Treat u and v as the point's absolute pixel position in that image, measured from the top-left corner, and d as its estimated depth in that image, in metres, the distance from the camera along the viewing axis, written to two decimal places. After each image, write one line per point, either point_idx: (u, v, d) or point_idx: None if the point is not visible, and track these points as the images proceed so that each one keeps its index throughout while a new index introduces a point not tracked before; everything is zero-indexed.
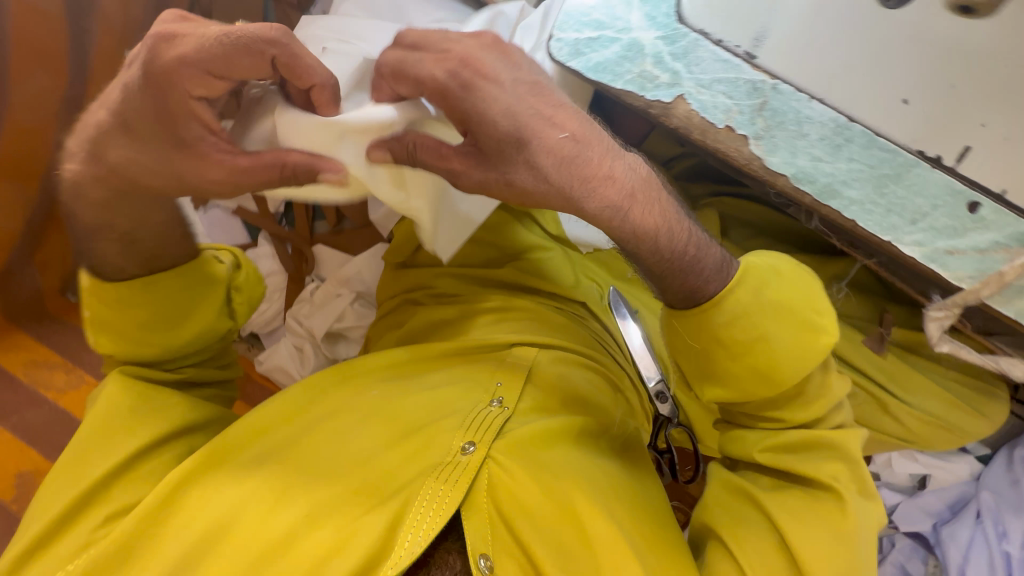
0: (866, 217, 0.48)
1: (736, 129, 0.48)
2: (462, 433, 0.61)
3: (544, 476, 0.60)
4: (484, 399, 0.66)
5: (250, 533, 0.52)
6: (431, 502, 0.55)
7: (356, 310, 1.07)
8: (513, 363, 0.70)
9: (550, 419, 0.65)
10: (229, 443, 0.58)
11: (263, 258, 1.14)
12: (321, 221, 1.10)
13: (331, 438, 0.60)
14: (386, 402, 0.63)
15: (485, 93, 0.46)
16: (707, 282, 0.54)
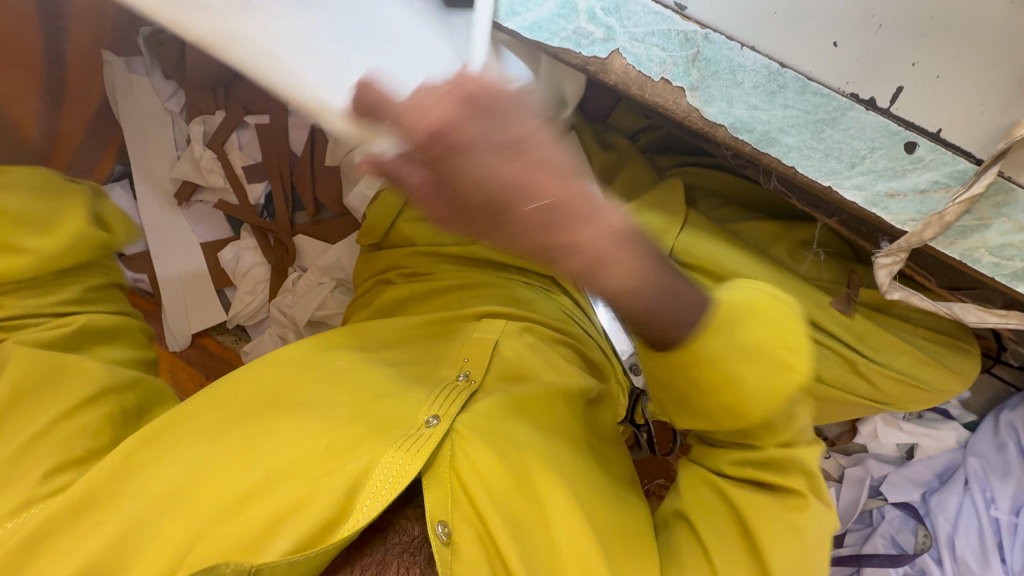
0: (807, 162, 0.49)
1: (673, 83, 0.50)
2: (428, 405, 0.61)
3: (507, 447, 0.61)
4: (453, 372, 0.67)
5: (209, 494, 0.54)
6: (391, 470, 0.54)
7: (337, 297, 1.08)
8: (480, 339, 0.71)
9: (516, 389, 0.67)
10: (200, 414, 0.60)
11: (245, 251, 1.15)
12: (301, 211, 1.13)
13: (292, 412, 0.60)
14: (350, 376, 0.64)
15: (471, 152, 0.35)
16: (673, 334, 0.49)
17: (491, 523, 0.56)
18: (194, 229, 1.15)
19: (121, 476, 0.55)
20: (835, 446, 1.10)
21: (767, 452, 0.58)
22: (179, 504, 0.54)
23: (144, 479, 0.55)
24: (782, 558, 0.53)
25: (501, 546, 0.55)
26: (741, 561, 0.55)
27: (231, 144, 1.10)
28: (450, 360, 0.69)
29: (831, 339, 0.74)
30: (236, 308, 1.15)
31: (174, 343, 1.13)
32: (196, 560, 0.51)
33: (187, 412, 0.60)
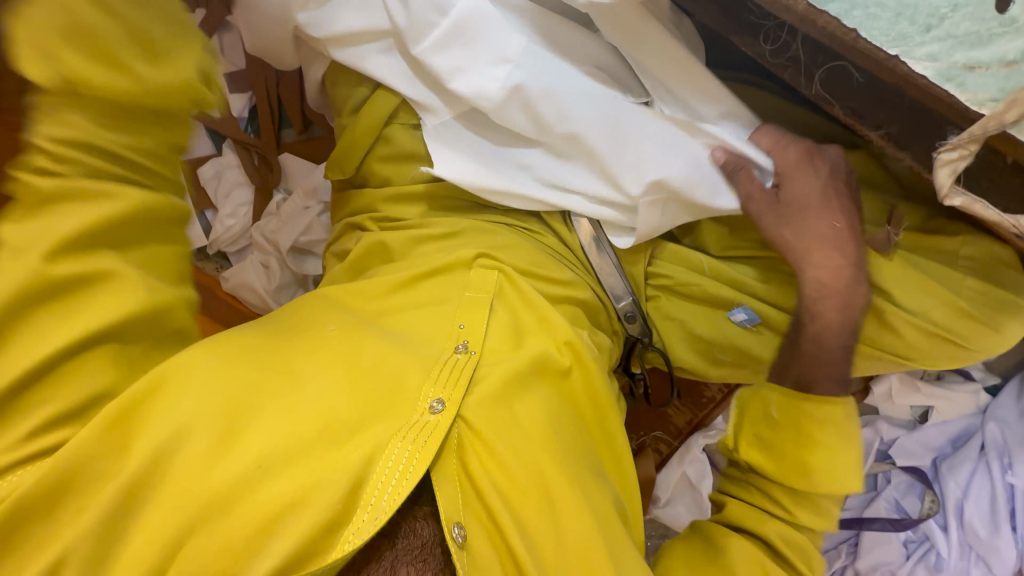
0: (871, 23, 0.41)
1: None
2: (431, 386, 0.52)
3: (513, 437, 0.53)
4: (448, 344, 0.56)
5: (190, 481, 0.45)
6: (397, 463, 0.48)
7: (324, 222, 1.01)
8: (476, 298, 0.60)
9: (522, 357, 0.57)
10: (182, 372, 0.48)
11: (228, 169, 1.07)
12: (288, 129, 1.04)
13: (285, 385, 0.51)
14: (346, 341, 0.55)
15: (808, 173, 0.64)
16: (832, 387, 0.69)
17: (496, 518, 0.50)
18: None
19: (112, 445, 0.45)
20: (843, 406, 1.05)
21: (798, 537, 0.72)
22: (155, 489, 0.45)
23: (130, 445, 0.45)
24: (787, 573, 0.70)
25: (512, 547, 0.49)
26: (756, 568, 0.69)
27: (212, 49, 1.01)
28: (440, 326, 0.58)
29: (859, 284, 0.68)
30: (216, 232, 1.07)
31: None
32: (186, 560, 0.44)
33: (185, 359, 0.49)
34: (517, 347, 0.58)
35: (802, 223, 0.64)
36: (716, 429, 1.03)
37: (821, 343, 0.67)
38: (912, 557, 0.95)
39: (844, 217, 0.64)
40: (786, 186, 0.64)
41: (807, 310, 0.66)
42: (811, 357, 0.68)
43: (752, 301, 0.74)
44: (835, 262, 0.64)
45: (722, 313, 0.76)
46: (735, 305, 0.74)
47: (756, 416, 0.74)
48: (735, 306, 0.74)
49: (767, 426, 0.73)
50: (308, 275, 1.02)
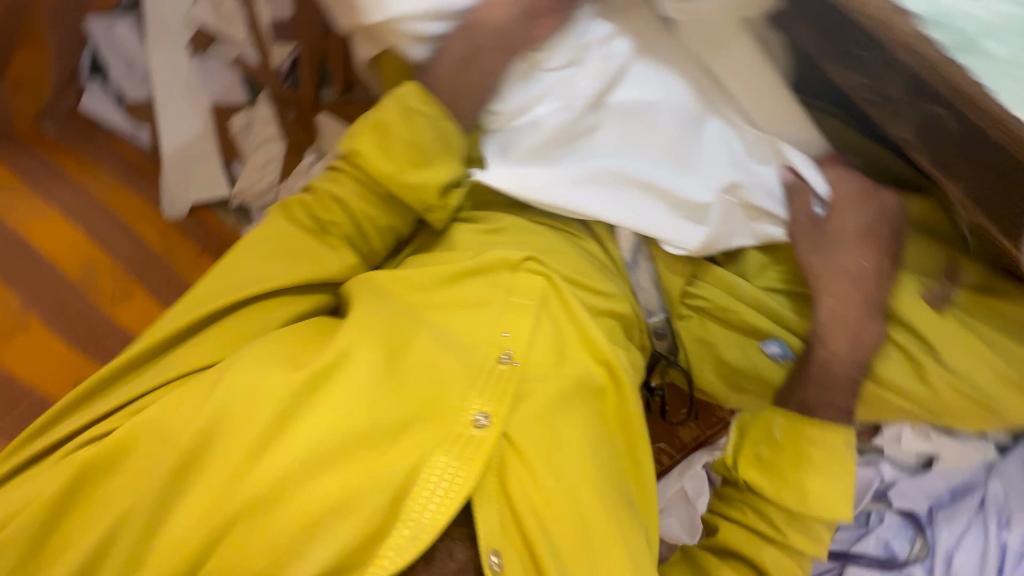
0: (1005, 81, 0.43)
1: None
2: (477, 395, 0.49)
3: (556, 458, 0.50)
4: (491, 352, 0.53)
5: (235, 473, 0.44)
6: (440, 479, 0.46)
7: None
8: (520, 304, 0.57)
9: (568, 377, 0.54)
10: (240, 357, 0.48)
11: (258, 122, 1.02)
12: (328, 88, 0.99)
13: (330, 379, 0.48)
14: (394, 338, 0.52)
15: (857, 208, 0.63)
16: (834, 415, 0.61)
17: (530, 541, 0.48)
18: (202, 86, 1.01)
19: (151, 434, 0.45)
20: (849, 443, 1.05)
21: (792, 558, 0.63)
22: (201, 471, 0.44)
23: (175, 427, 0.45)
24: None
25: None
26: None
27: None
28: (483, 331, 0.55)
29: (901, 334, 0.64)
30: (242, 184, 1.04)
31: (171, 208, 0.99)
32: (224, 554, 0.43)
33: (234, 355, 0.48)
34: (560, 362, 0.55)
35: (834, 252, 0.63)
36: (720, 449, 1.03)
37: (823, 376, 0.62)
38: None
39: (874, 259, 0.62)
40: (833, 217, 0.63)
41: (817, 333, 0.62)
42: (820, 383, 0.62)
43: (787, 334, 0.72)
44: (855, 295, 0.62)
45: (755, 342, 0.74)
46: (769, 336, 0.72)
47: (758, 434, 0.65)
48: (770, 338, 0.73)
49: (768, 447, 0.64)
50: None
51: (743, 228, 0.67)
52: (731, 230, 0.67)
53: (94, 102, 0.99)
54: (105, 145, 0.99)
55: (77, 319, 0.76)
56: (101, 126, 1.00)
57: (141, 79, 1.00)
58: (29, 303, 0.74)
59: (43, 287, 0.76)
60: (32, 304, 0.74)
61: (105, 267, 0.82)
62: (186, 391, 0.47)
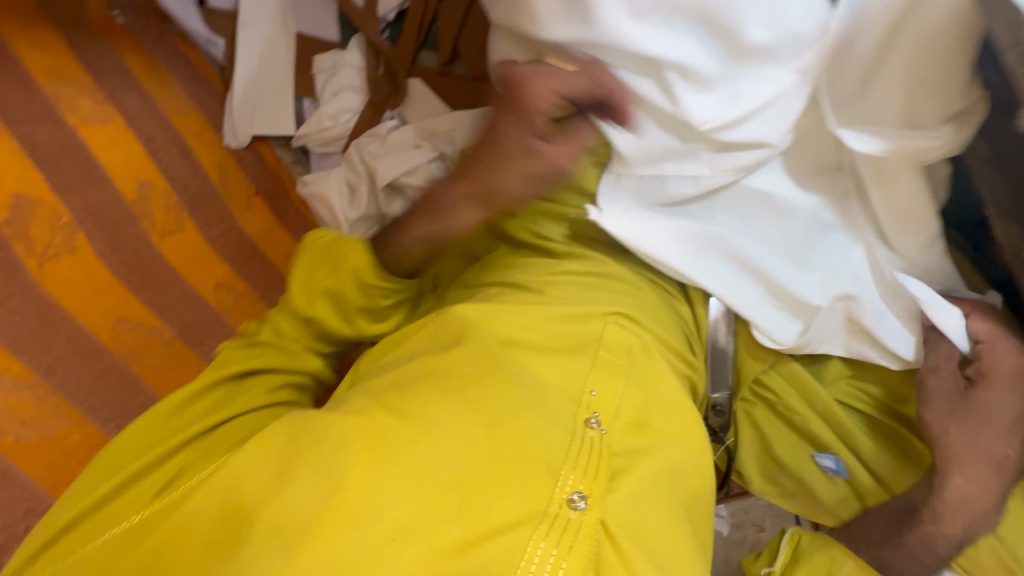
0: None
1: None
2: (570, 469, 0.43)
3: (658, 563, 0.43)
4: (580, 415, 0.48)
5: (327, 539, 0.38)
6: (536, 568, 0.39)
7: (431, 170, 0.89)
8: (609, 361, 0.54)
9: (654, 457, 0.50)
10: (326, 418, 0.44)
11: (344, 68, 0.95)
12: (429, 51, 0.93)
13: (416, 426, 0.43)
14: (484, 389, 0.47)
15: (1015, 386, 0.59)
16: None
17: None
18: (293, 12, 0.95)
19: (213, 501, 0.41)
20: None
21: None
22: (287, 542, 0.38)
23: (258, 493, 0.41)
24: None
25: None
26: None
27: None
28: (571, 388, 0.51)
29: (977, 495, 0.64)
30: (309, 128, 0.96)
31: (232, 136, 0.92)
32: None
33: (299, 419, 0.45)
34: (645, 434, 0.51)
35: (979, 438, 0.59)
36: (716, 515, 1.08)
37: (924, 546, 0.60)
38: None
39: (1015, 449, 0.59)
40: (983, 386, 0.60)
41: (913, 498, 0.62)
42: (914, 550, 0.62)
43: (845, 452, 0.71)
44: (977, 471, 0.59)
45: (808, 450, 0.73)
46: (827, 450, 0.71)
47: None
48: (825, 451, 0.71)
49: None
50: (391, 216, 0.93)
51: (837, 338, 0.65)
52: (826, 336, 0.65)
53: None
54: (176, 51, 0.90)
55: (130, 248, 0.71)
56: (174, 26, 0.91)
57: None
58: (83, 221, 0.67)
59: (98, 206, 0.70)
60: (85, 223, 0.67)
61: (159, 191, 0.77)
62: (259, 445, 0.44)
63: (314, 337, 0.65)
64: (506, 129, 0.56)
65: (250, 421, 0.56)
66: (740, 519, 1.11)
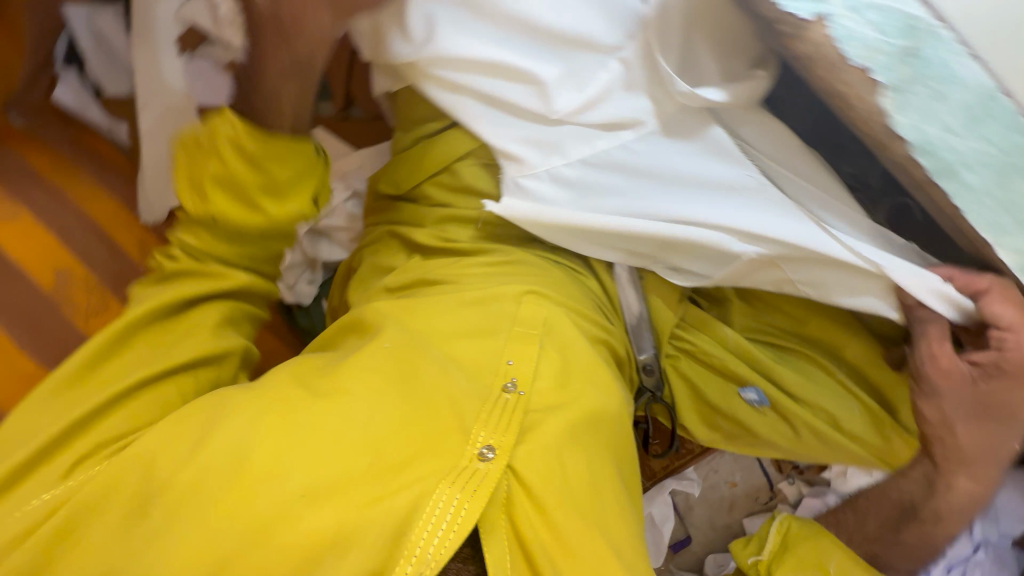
0: (977, 208, 0.43)
1: (872, 74, 0.41)
2: (482, 428, 0.48)
3: (565, 497, 0.48)
4: (497, 381, 0.53)
5: (232, 501, 0.42)
6: (442, 509, 0.43)
7: (349, 209, 0.96)
8: (524, 333, 0.58)
9: (570, 410, 0.54)
10: (240, 395, 0.47)
11: None
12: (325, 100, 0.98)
13: (331, 406, 0.46)
14: (403, 367, 0.51)
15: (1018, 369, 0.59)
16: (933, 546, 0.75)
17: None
18: (189, 86, 0.90)
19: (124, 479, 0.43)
20: (801, 473, 1.14)
21: None
22: (191, 506, 0.42)
23: (169, 465, 0.43)
24: None
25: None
26: None
27: None
28: (489, 362, 0.55)
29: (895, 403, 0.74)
30: None
31: (148, 214, 0.91)
32: None
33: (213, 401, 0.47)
34: (564, 391, 0.55)
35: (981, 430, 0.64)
36: (688, 478, 1.11)
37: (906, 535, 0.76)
38: None
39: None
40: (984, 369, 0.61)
41: (916, 494, 0.73)
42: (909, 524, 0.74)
43: (762, 381, 0.76)
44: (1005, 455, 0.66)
45: (733, 387, 0.78)
46: (747, 383, 0.77)
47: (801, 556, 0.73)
48: (747, 385, 0.77)
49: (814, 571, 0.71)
50: (320, 259, 0.98)
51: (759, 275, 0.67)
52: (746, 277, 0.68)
53: (68, 97, 0.91)
54: (81, 145, 0.92)
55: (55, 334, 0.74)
56: (74, 121, 0.92)
57: (121, 71, 0.92)
58: None
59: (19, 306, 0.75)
60: None
61: (79, 278, 0.81)
62: (176, 421, 0.46)
63: (233, 236, 0.62)
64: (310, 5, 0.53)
65: (192, 376, 0.55)
66: (713, 480, 1.15)
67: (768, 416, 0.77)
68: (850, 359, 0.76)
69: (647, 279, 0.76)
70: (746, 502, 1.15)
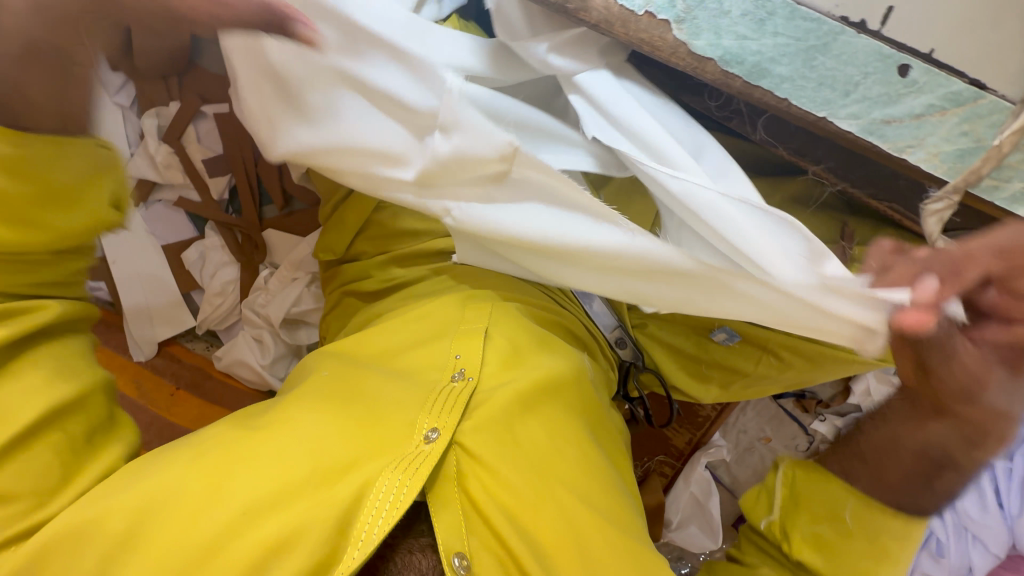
0: (799, 93, 0.47)
1: (657, 15, 0.47)
2: (427, 415, 0.53)
3: (518, 459, 0.54)
4: (445, 373, 0.58)
5: (179, 535, 0.46)
6: (388, 494, 0.48)
7: (313, 291, 1.03)
8: (469, 328, 0.62)
9: (518, 380, 0.58)
10: (185, 447, 0.52)
11: (211, 251, 1.08)
12: (269, 205, 1.07)
13: (278, 431, 0.52)
14: (346, 387, 0.57)
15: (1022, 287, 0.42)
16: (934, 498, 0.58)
17: (503, 536, 0.50)
18: (152, 231, 1.06)
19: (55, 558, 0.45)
20: (829, 407, 1.08)
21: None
22: (137, 549, 0.45)
23: (96, 521, 0.46)
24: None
25: (514, 552, 0.50)
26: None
27: (188, 136, 1.03)
28: (436, 360, 0.60)
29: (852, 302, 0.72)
30: (205, 312, 1.07)
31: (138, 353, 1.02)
32: None
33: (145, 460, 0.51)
34: (514, 368, 0.60)
35: (1009, 382, 0.46)
36: (716, 446, 1.09)
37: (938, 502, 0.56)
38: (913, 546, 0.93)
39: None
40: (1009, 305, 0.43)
41: (953, 448, 0.51)
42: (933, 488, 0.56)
43: (732, 320, 0.77)
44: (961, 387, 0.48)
45: (705, 334, 0.81)
46: (717, 325, 0.78)
47: (816, 510, 0.63)
48: (717, 327, 0.78)
49: (830, 524, 0.62)
50: (302, 344, 1.04)
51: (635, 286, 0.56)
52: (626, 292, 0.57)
53: None
54: None
55: None
56: None
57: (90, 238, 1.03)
58: None
59: None
60: None
61: None
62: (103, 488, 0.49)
63: (49, 253, 0.54)
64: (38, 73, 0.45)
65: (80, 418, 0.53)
66: (745, 442, 1.13)
67: (744, 349, 0.79)
68: None
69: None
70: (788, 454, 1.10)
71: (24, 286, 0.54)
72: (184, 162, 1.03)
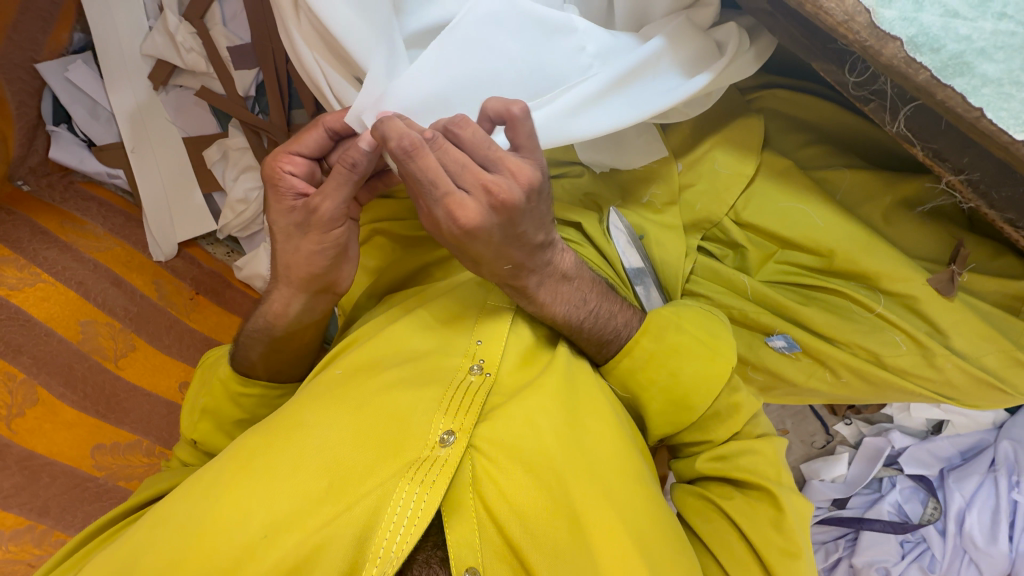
0: (1005, 103, 0.35)
1: None
2: (442, 415, 0.50)
3: (538, 467, 0.50)
4: (464, 363, 0.54)
5: (197, 560, 0.44)
6: (405, 509, 0.46)
7: None
8: (497, 308, 0.57)
9: (541, 378, 0.54)
10: (196, 475, 0.49)
11: (234, 153, 0.97)
12: (299, 110, 0.93)
13: (290, 439, 0.49)
14: (351, 384, 0.52)
15: None
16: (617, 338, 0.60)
17: (524, 557, 0.48)
18: (174, 120, 0.96)
19: None
20: (859, 413, 1.11)
21: (731, 471, 0.63)
22: None
23: (132, 553, 0.45)
24: (705, 398, 0.61)
25: (529, 565, 0.48)
26: (732, 541, 0.60)
27: (213, 16, 0.89)
28: (458, 343, 0.56)
29: (919, 329, 0.64)
30: (225, 217, 0.99)
31: (156, 251, 0.97)
32: None
33: (161, 506, 0.48)
34: (535, 366, 0.56)
35: None
36: None
37: (539, 278, 0.54)
38: (907, 556, 0.99)
39: (622, 327, 0.61)
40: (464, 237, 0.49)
41: None
42: None
43: (794, 328, 0.70)
44: None
45: (760, 337, 0.73)
46: (775, 331, 0.71)
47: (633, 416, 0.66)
48: (774, 333, 0.71)
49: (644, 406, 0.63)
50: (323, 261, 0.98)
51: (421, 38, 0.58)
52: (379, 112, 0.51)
53: (62, 153, 0.93)
54: (83, 195, 0.96)
55: (87, 383, 0.82)
56: (76, 173, 0.97)
57: (108, 121, 0.95)
58: (36, 374, 0.79)
59: (46, 359, 0.80)
60: (39, 374, 0.79)
61: (102, 326, 0.86)
62: (114, 553, 0.46)
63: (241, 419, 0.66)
64: (276, 215, 0.56)
65: None
66: None
67: (801, 361, 0.71)
68: (847, 232, 0.64)
69: (649, 238, 0.70)
70: (802, 447, 1.13)
71: (231, 428, 0.66)
72: (207, 46, 0.89)
